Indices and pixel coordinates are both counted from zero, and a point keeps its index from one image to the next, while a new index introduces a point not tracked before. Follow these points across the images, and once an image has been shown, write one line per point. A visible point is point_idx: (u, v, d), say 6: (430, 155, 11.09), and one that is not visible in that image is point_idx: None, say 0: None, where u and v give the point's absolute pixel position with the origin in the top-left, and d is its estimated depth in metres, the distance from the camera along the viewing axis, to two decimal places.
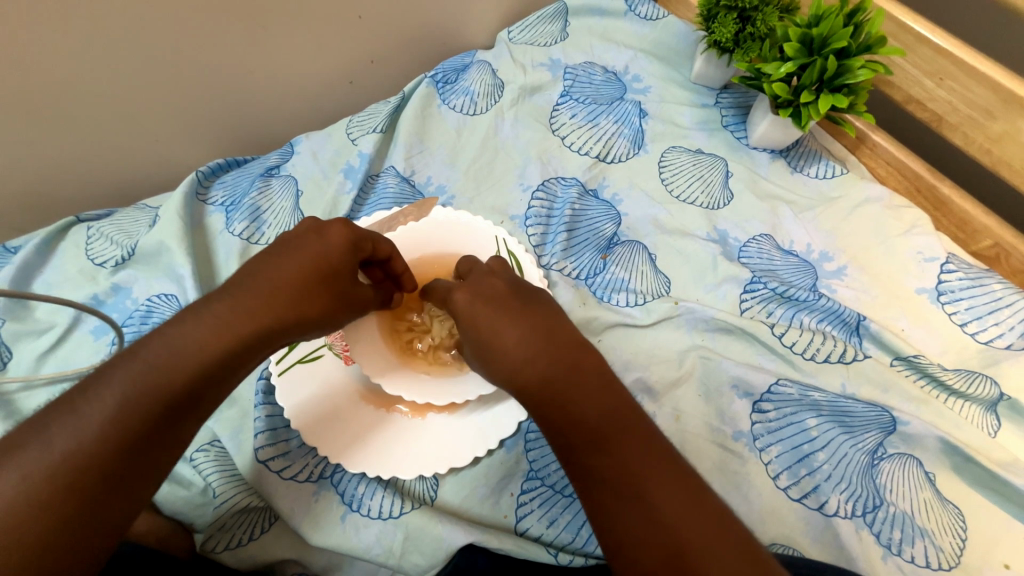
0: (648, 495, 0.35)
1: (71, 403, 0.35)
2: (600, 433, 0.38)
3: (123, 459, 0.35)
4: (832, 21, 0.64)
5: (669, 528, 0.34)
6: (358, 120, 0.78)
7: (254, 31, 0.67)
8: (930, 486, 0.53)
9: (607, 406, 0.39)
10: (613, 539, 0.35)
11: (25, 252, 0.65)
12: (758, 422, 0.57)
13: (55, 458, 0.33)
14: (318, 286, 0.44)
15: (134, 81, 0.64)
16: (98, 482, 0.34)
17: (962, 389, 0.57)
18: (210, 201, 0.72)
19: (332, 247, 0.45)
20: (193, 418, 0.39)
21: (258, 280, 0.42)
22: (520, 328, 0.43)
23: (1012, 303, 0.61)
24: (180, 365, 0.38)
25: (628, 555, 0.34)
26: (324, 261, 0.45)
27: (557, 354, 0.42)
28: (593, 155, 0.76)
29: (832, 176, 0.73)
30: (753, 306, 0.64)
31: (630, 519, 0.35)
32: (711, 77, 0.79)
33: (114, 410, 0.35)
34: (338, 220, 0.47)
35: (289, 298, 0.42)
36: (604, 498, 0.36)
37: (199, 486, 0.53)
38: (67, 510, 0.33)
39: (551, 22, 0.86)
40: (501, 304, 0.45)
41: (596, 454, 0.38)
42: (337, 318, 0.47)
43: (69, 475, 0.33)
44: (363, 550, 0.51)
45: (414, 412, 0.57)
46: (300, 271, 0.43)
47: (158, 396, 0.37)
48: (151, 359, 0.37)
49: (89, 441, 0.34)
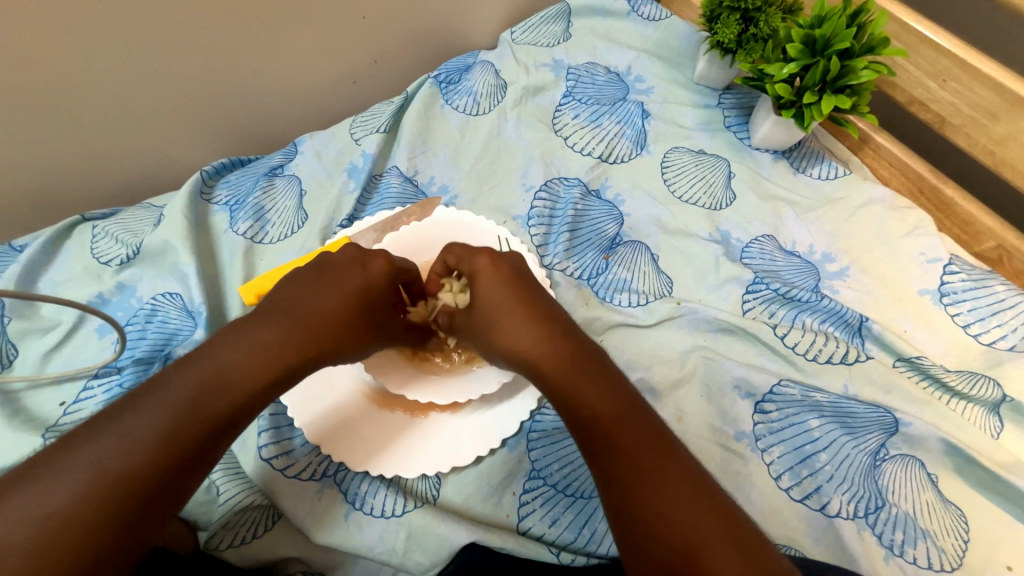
0: (651, 490, 0.37)
1: (123, 414, 0.37)
2: (614, 423, 0.40)
3: (172, 470, 0.37)
4: (835, 22, 0.64)
5: (671, 523, 0.36)
6: (361, 120, 0.78)
7: (258, 30, 0.67)
8: (932, 488, 0.53)
9: (609, 397, 0.42)
10: (620, 531, 0.38)
11: (31, 251, 0.65)
12: (760, 422, 0.57)
13: (108, 468, 0.35)
14: (356, 311, 0.48)
15: (139, 81, 0.65)
16: (145, 492, 0.36)
17: (964, 391, 0.57)
18: (214, 200, 0.72)
19: (374, 280, 0.50)
20: (230, 436, 0.41)
21: (306, 308, 0.46)
22: (531, 322, 0.47)
23: (1015, 304, 0.61)
24: (229, 385, 0.40)
25: (638, 541, 0.36)
26: (365, 291, 0.49)
27: (566, 348, 0.45)
28: (595, 156, 0.76)
29: (835, 177, 0.73)
30: (755, 306, 0.64)
31: (635, 513, 0.37)
32: (713, 77, 0.79)
33: (165, 425, 0.37)
34: (379, 253, 0.52)
35: (327, 322, 0.46)
36: (609, 490, 0.39)
37: (204, 484, 0.54)
38: (113, 519, 0.34)
39: (554, 22, 0.86)
40: (513, 298, 0.48)
41: (600, 446, 0.40)
42: (370, 343, 0.50)
43: (121, 485, 0.35)
44: (366, 548, 0.51)
45: (417, 412, 0.58)
46: (343, 298, 0.48)
47: (204, 413, 0.39)
48: (201, 376, 0.40)
49: (141, 452, 0.36)
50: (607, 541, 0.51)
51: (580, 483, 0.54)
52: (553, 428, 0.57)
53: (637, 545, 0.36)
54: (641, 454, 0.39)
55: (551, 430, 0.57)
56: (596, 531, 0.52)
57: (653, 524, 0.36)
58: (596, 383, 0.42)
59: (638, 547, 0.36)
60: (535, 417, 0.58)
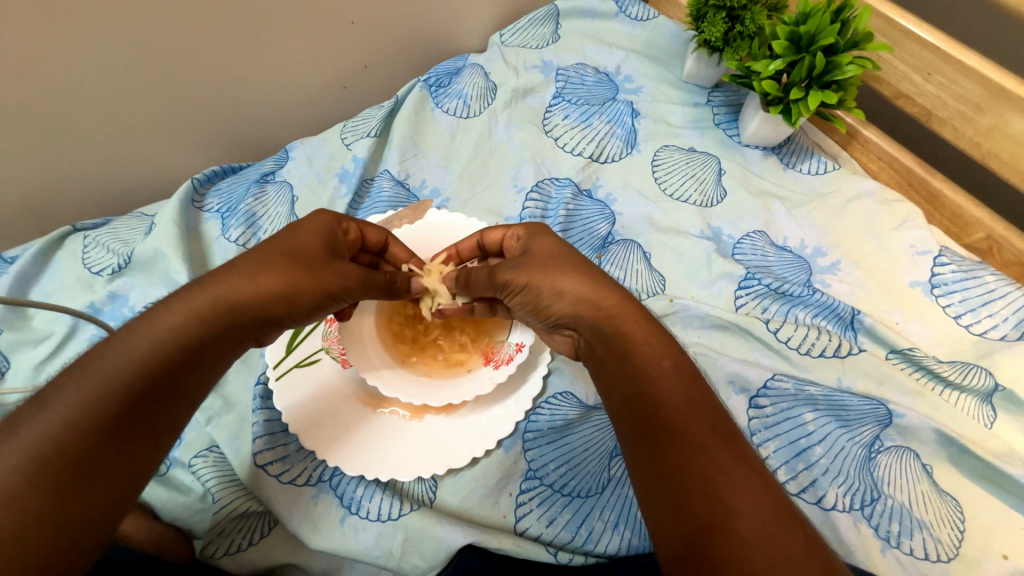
0: (700, 454, 0.34)
1: (42, 402, 0.35)
2: (660, 382, 0.39)
3: (109, 452, 0.35)
4: (820, 18, 0.65)
5: (712, 478, 0.33)
6: (352, 125, 0.78)
7: (248, 38, 0.67)
8: (927, 478, 0.53)
9: (669, 353, 0.41)
10: (660, 498, 0.34)
11: (22, 262, 0.65)
12: (755, 418, 0.57)
13: (32, 449, 0.33)
14: (294, 268, 0.45)
15: (129, 92, 0.65)
16: (83, 471, 0.33)
17: (957, 381, 0.57)
18: (206, 208, 0.72)
19: (306, 236, 0.48)
20: (175, 412, 0.39)
21: (234, 274, 0.43)
22: (580, 273, 0.46)
23: (1005, 294, 0.61)
24: (158, 356, 0.38)
25: (672, 490, 0.34)
26: (297, 248, 0.47)
27: (631, 302, 0.44)
28: (586, 155, 0.76)
29: (825, 172, 0.73)
30: (748, 302, 0.64)
31: (682, 476, 0.34)
32: (702, 76, 0.80)
33: (94, 403, 0.35)
34: (312, 220, 0.50)
35: (256, 278, 0.43)
36: (655, 450, 0.36)
37: (198, 492, 0.53)
38: (45, 503, 0.32)
39: (542, 24, 0.87)
40: (574, 255, 0.48)
41: (659, 404, 0.37)
42: (320, 311, 0.48)
43: (52, 468, 0.32)
44: (363, 552, 0.51)
45: (411, 414, 0.58)
46: (272, 255, 0.45)
47: (138, 388, 0.37)
48: (126, 352, 0.37)
49: (72, 434, 0.34)
50: (604, 540, 0.51)
51: (577, 482, 0.54)
52: (549, 428, 0.57)
53: (680, 512, 0.33)
54: (695, 420, 0.36)
55: (547, 430, 0.57)
56: (593, 530, 0.52)
57: (706, 492, 0.33)
58: (661, 341, 0.41)
59: (679, 518, 0.33)
60: (531, 417, 0.58)
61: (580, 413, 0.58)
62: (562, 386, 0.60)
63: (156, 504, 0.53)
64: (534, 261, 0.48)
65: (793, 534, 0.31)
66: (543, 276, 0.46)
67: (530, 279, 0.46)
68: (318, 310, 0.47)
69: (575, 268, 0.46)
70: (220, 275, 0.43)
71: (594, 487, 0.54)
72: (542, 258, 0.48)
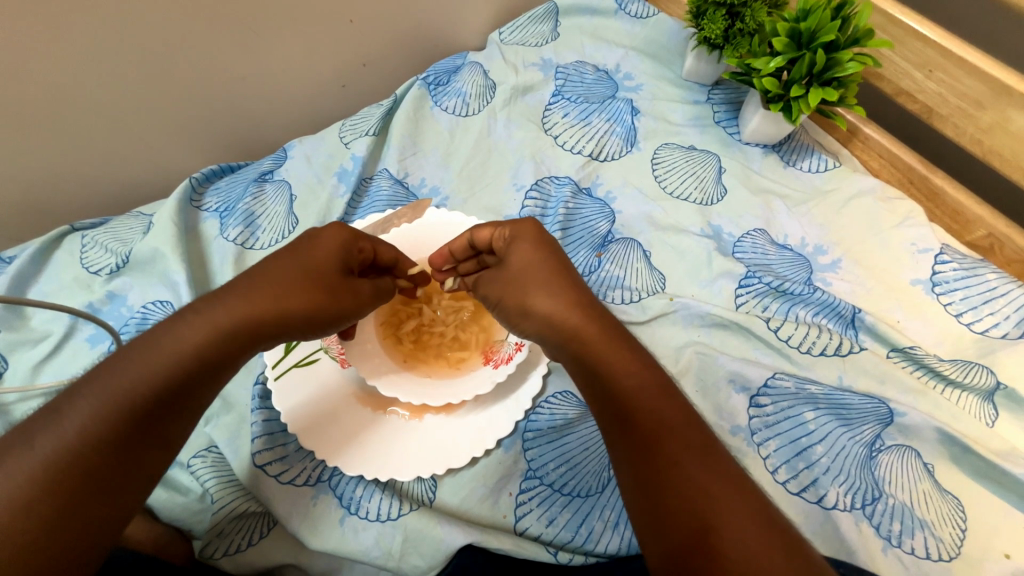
0: (692, 470, 0.34)
1: (56, 410, 0.35)
2: (639, 397, 0.38)
3: (114, 461, 0.35)
4: (820, 15, 0.64)
5: (706, 496, 0.33)
6: (351, 123, 0.78)
7: (246, 37, 0.67)
8: (929, 477, 0.53)
9: (651, 371, 0.40)
10: (646, 515, 0.34)
11: (20, 262, 0.65)
12: (756, 416, 0.57)
13: (45, 457, 0.33)
14: (309, 283, 0.44)
15: (128, 90, 0.65)
16: (87, 478, 0.33)
17: (959, 379, 0.57)
18: (204, 207, 0.72)
19: (322, 248, 0.47)
20: (183, 422, 0.39)
21: (249, 287, 0.42)
22: (566, 287, 0.45)
23: (1007, 292, 0.61)
24: (174, 366, 0.38)
25: (667, 507, 0.34)
26: (313, 261, 0.46)
27: (601, 318, 0.43)
28: (586, 154, 0.76)
29: (826, 169, 0.73)
30: (748, 300, 0.64)
31: (673, 490, 0.34)
32: (702, 72, 0.79)
33: (109, 413, 0.35)
34: (330, 226, 0.49)
35: (273, 295, 0.43)
36: (641, 465, 0.36)
37: (197, 492, 0.53)
38: (55, 508, 0.32)
39: (542, 22, 0.87)
40: (552, 264, 0.46)
41: (634, 420, 0.37)
42: (330, 320, 0.46)
43: (63, 475, 0.33)
44: (362, 552, 0.51)
45: (411, 414, 0.57)
46: (287, 269, 0.44)
47: (153, 398, 0.37)
48: (145, 363, 0.37)
49: (84, 443, 0.34)
50: (605, 539, 0.51)
51: (577, 481, 0.54)
52: (548, 427, 0.57)
53: (667, 526, 0.33)
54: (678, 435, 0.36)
55: (546, 429, 0.57)
56: (594, 529, 0.52)
57: (692, 507, 0.33)
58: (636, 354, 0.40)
59: (668, 530, 0.33)
60: (530, 417, 0.58)
61: (580, 412, 0.58)
62: (561, 385, 0.60)
63: (155, 504, 0.52)
64: (511, 275, 0.47)
65: (778, 550, 0.31)
66: (520, 292, 0.45)
67: (507, 293, 0.47)
68: (332, 322, 0.47)
69: (561, 282, 0.45)
70: (237, 288, 0.42)
71: (594, 487, 0.53)
72: (518, 273, 0.47)
